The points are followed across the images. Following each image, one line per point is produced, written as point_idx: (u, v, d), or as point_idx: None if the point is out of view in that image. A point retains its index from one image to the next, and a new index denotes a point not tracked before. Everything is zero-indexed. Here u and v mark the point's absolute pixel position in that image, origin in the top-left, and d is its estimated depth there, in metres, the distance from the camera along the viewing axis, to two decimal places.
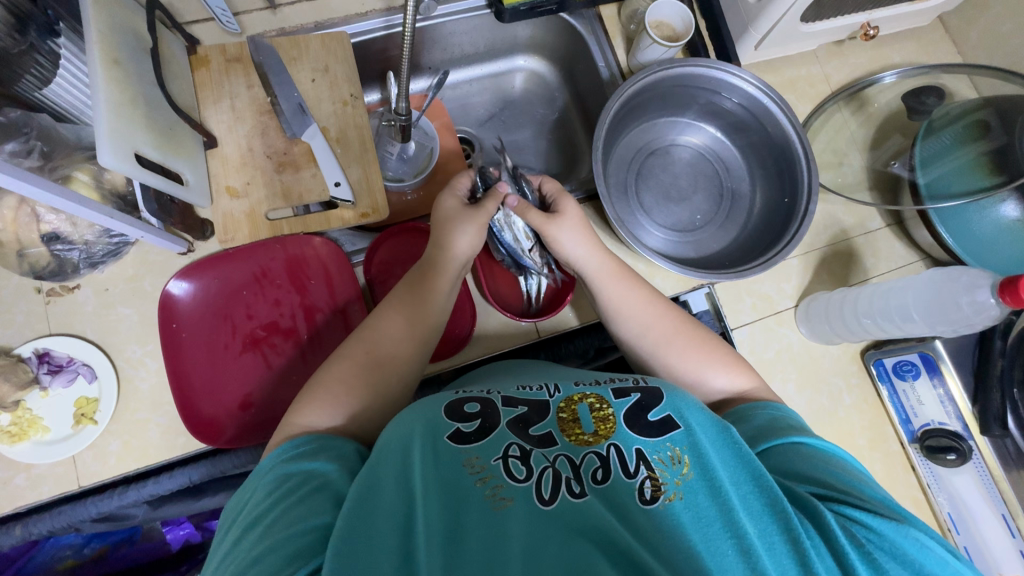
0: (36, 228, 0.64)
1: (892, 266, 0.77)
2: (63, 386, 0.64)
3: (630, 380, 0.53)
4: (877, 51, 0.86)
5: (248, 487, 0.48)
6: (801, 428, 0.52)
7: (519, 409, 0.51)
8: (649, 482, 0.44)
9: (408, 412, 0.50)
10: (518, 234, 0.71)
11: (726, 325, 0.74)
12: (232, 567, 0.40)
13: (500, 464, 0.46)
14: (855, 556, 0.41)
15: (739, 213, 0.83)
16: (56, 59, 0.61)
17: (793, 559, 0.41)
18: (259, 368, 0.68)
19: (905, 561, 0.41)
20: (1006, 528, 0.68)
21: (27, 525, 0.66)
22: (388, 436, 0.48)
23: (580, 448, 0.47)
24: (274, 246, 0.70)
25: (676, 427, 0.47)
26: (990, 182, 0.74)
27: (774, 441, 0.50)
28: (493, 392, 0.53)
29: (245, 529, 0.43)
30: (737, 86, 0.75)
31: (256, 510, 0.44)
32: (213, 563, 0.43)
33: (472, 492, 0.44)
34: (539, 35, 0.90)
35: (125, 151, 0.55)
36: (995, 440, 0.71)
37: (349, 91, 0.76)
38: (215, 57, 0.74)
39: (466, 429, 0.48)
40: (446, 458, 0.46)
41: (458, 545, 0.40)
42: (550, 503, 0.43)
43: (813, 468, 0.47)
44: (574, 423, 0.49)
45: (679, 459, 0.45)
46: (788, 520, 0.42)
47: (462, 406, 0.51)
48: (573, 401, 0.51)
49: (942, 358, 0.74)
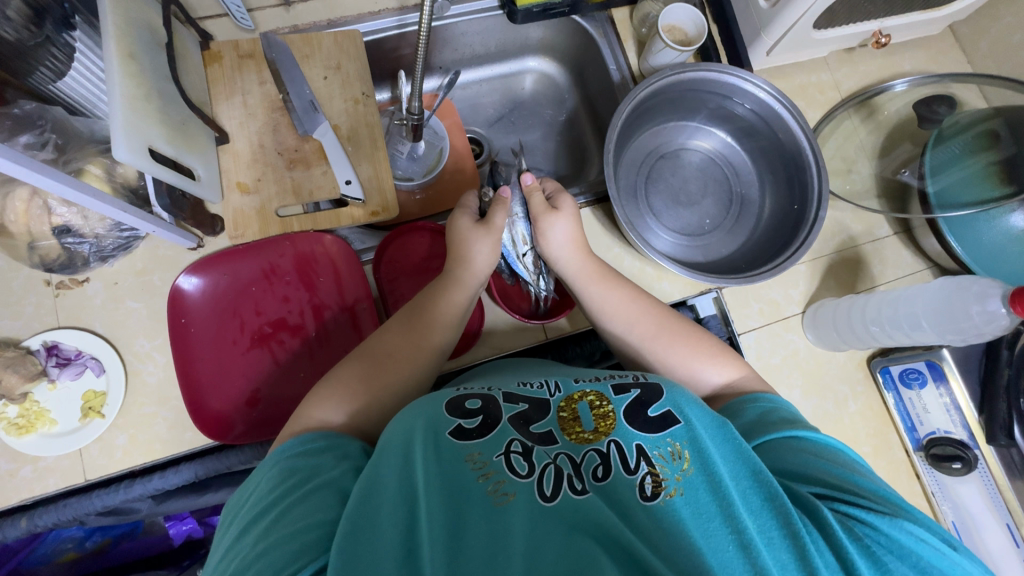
0: (46, 221, 0.63)
1: (898, 274, 0.77)
2: (71, 378, 0.64)
3: (630, 376, 0.54)
4: (887, 59, 0.86)
5: (249, 485, 0.48)
6: (794, 420, 0.52)
7: (519, 405, 0.51)
8: (650, 478, 0.44)
9: (409, 408, 0.50)
10: (516, 237, 0.73)
11: (733, 331, 0.74)
12: (237, 562, 0.40)
13: (502, 461, 0.46)
14: (855, 552, 0.41)
15: (748, 218, 0.84)
16: (70, 53, 0.60)
17: (794, 555, 0.40)
18: (267, 364, 0.68)
19: (905, 556, 0.41)
20: (1011, 537, 0.69)
21: (34, 516, 0.66)
22: (389, 432, 0.48)
23: (581, 446, 0.47)
24: (283, 243, 0.69)
25: (676, 422, 0.48)
26: (1000, 193, 0.75)
27: (768, 436, 0.50)
28: (494, 389, 0.54)
29: (249, 523, 0.43)
30: (749, 92, 0.75)
31: (258, 509, 0.44)
32: (215, 560, 0.43)
33: (474, 489, 0.44)
34: (550, 37, 0.90)
35: (139, 145, 0.55)
36: (1001, 450, 0.71)
37: (361, 89, 0.76)
38: (228, 53, 0.74)
39: (468, 425, 0.49)
40: (449, 455, 0.46)
41: (460, 541, 0.40)
42: (552, 499, 0.43)
43: (810, 462, 0.47)
44: (574, 421, 0.49)
45: (680, 454, 0.45)
46: (788, 516, 0.42)
47: (463, 402, 0.51)
48: (573, 400, 0.51)
49: (946, 360, 0.73)
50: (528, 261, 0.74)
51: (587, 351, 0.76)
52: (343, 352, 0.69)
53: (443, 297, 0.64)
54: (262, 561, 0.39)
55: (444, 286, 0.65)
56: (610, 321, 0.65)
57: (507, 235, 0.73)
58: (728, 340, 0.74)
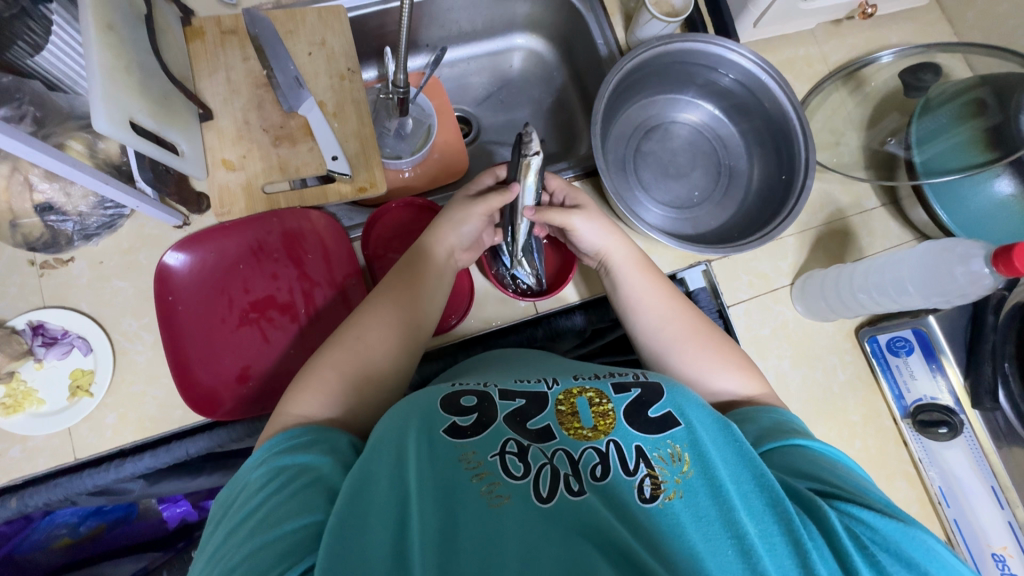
0: (28, 197, 0.63)
1: (886, 246, 0.78)
2: (58, 358, 0.64)
3: (630, 375, 0.53)
4: (874, 32, 0.86)
5: (238, 481, 0.48)
6: (803, 431, 0.52)
7: (516, 402, 0.51)
8: (649, 480, 0.44)
9: (402, 405, 0.50)
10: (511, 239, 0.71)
11: (724, 303, 0.74)
12: (222, 564, 0.40)
13: (497, 461, 0.46)
14: (859, 558, 0.42)
15: (737, 190, 0.84)
16: (48, 26, 0.60)
17: (795, 560, 0.41)
18: (257, 342, 0.67)
19: (910, 563, 0.42)
20: (995, 499, 0.69)
21: (24, 497, 0.64)
22: (382, 429, 0.48)
23: (579, 443, 0.47)
24: (270, 220, 0.69)
25: (677, 423, 0.48)
26: (985, 158, 0.75)
27: (776, 443, 0.50)
28: (490, 385, 0.53)
29: (236, 523, 0.43)
30: (735, 62, 0.75)
31: (247, 507, 0.44)
32: (203, 560, 0.43)
33: (468, 490, 0.44)
34: (538, 13, 0.90)
35: (119, 117, 0.55)
36: (985, 414, 0.72)
37: (346, 65, 0.75)
38: (210, 29, 0.73)
39: (463, 423, 0.48)
40: (443, 454, 0.46)
41: (454, 542, 0.40)
42: (548, 500, 0.43)
43: (816, 469, 0.48)
44: (573, 417, 0.49)
45: (679, 456, 0.45)
46: (790, 522, 0.42)
47: (458, 399, 0.51)
48: (572, 394, 0.51)
49: (941, 346, 0.74)
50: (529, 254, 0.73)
51: (591, 320, 0.77)
52: (333, 327, 0.69)
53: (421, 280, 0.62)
54: (248, 564, 0.39)
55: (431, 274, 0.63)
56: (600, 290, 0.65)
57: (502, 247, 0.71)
58: (720, 314, 0.74)
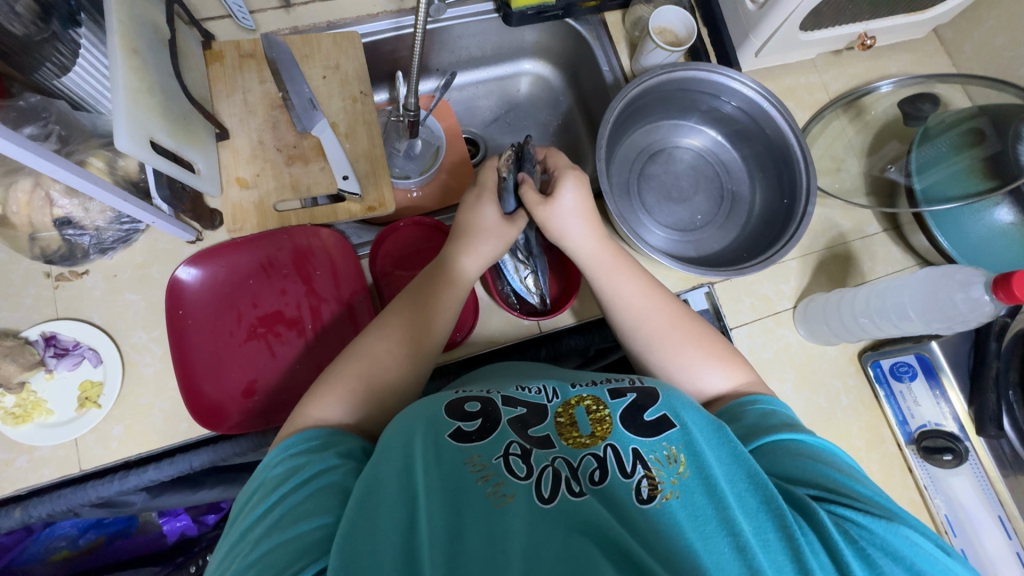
0: (48, 212, 0.65)
1: (888, 270, 0.78)
2: (68, 369, 0.65)
3: (627, 381, 0.53)
4: (874, 62, 0.89)
5: (254, 480, 0.49)
6: (792, 425, 0.51)
7: (518, 410, 0.51)
8: (646, 482, 0.44)
9: (408, 409, 0.51)
10: (516, 263, 0.74)
11: (726, 325, 0.75)
12: (240, 560, 0.41)
13: (501, 462, 0.46)
14: (849, 553, 0.41)
15: (739, 214, 0.85)
16: (76, 49, 0.63)
17: (789, 556, 0.41)
18: (264, 357, 0.68)
19: (897, 557, 0.42)
20: (1002, 529, 0.69)
21: (27, 507, 0.64)
22: (388, 433, 0.49)
23: (578, 450, 0.47)
24: (281, 237, 0.71)
25: (672, 426, 0.48)
26: (985, 187, 0.76)
27: (762, 441, 0.50)
28: (493, 392, 0.53)
29: (255, 519, 0.44)
30: (737, 90, 0.77)
31: (263, 505, 0.45)
32: (219, 558, 0.44)
33: (473, 491, 0.44)
34: (545, 40, 0.92)
35: (141, 136, 0.57)
36: (990, 441, 0.71)
37: (359, 88, 0.78)
38: (229, 52, 0.76)
39: (467, 428, 0.49)
40: (447, 457, 0.46)
41: (457, 541, 0.41)
42: (550, 500, 0.44)
43: (804, 466, 0.47)
44: (572, 427, 0.49)
45: (675, 458, 0.45)
46: (784, 518, 0.42)
47: (463, 405, 0.51)
48: (570, 405, 0.51)
49: (943, 369, 0.74)
50: (530, 280, 0.74)
51: (592, 341, 0.77)
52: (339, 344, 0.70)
53: (436, 288, 0.63)
54: (263, 562, 0.40)
55: (436, 278, 0.63)
56: (614, 309, 0.64)
57: (507, 261, 0.73)
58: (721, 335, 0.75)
